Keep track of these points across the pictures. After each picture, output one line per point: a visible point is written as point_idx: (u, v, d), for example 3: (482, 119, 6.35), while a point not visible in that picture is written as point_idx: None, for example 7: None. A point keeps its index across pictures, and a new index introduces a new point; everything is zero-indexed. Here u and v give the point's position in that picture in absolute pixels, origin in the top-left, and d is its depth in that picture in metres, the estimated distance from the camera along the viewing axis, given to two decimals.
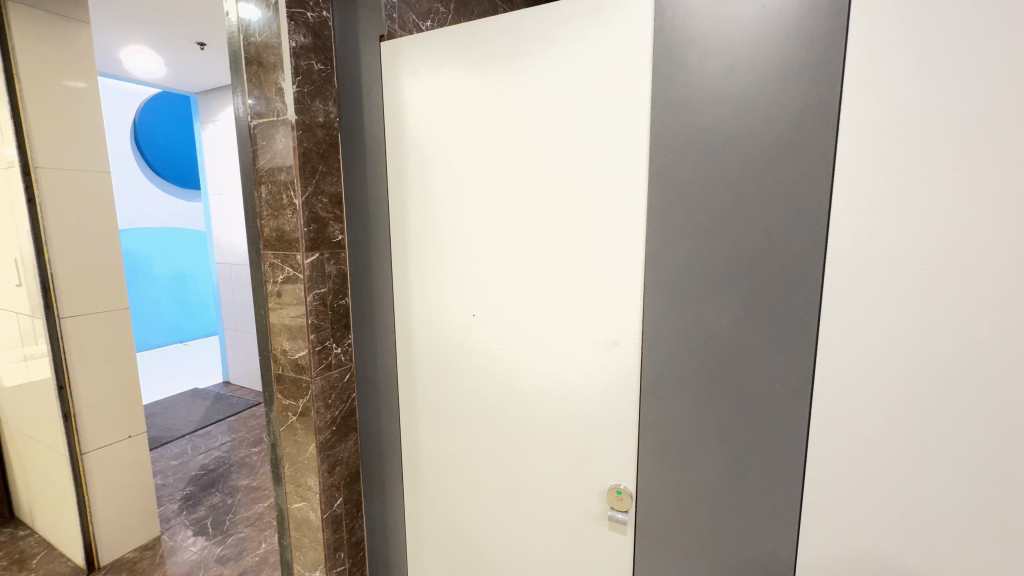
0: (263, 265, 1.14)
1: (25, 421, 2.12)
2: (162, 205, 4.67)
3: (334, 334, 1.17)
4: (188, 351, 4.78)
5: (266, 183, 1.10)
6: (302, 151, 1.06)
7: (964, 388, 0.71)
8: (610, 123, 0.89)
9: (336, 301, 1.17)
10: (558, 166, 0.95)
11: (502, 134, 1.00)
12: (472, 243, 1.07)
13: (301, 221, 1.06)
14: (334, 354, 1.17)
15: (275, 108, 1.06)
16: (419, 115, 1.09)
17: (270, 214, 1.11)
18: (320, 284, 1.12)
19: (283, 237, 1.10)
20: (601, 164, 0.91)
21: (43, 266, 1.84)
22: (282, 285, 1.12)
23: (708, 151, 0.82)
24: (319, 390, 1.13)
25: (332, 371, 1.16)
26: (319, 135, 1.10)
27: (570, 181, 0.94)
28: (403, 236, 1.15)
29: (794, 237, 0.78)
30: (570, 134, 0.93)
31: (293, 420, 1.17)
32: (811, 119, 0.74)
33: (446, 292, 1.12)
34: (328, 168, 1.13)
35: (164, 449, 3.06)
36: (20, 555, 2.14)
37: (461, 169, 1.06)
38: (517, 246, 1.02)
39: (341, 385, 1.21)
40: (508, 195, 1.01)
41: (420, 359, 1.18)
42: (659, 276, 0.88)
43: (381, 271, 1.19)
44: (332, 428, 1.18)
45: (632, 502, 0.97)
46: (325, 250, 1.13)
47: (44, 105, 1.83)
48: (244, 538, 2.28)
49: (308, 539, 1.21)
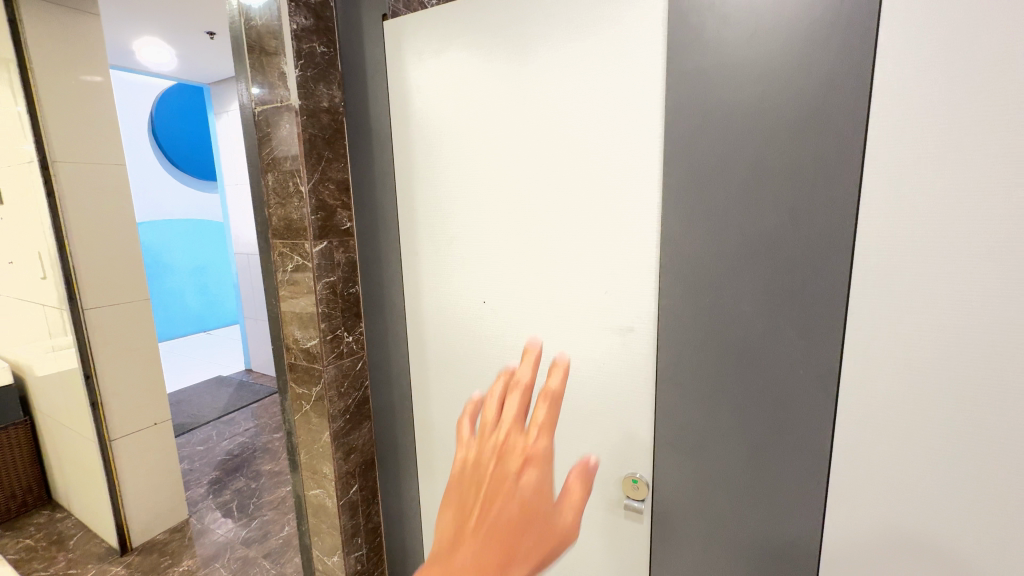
0: (272, 254, 1.13)
1: (57, 410, 2.20)
2: (180, 197, 4.74)
3: (345, 323, 1.16)
4: (212, 341, 4.91)
5: (272, 172, 1.09)
6: (307, 137, 1.04)
7: (1009, 378, 0.66)
8: (625, 94, 0.85)
9: (347, 290, 1.17)
10: (571, 146, 0.91)
11: (510, 114, 0.97)
12: (481, 229, 1.04)
13: (308, 209, 1.05)
14: (346, 342, 1.17)
15: (279, 94, 1.04)
16: (424, 99, 1.06)
17: (276, 203, 1.09)
18: (329, 272, 1.11)
19: (291, 225, 1.08)
20: (616, 142, 0.87)
21: (65, 260, 1.88)
22: (293, 274, 1.11)
23: (726, 126, 0.77)
24: (332, 378, 1.13)
25: (344, 359, 1.16)
26: (324, 120, 1.08)
27: (584, 162, 0.90)
28: (412, 222, 1.13)
29: (820, 217, 0.73)
30: (584, 112, 0.89)
31: (308, 409, 1.17)
32: (844, 85, 0.69)
33: (456, 280, 1.10)
34: (335, 154, 1.11)
35: (190, 435, 3.15)
36: (58, 536, 2.24)
37: (468, 153, 1.03)
38: (527, 231, 0.99)
39: (354, 373, 1.21)
40: (517, 177, 0.98)
41: (430, 346, 1.17)
42: (678, 258, 0.84)
43: (391, 258, 1.17)
44: (346, 416, 1.18)
45: (649, 491, 0.95)
46: (333, 238, 1.12)
47: (58, 99, 1.85)
48: (269, 521, 2.34)
49: (325, 525, 1.22)
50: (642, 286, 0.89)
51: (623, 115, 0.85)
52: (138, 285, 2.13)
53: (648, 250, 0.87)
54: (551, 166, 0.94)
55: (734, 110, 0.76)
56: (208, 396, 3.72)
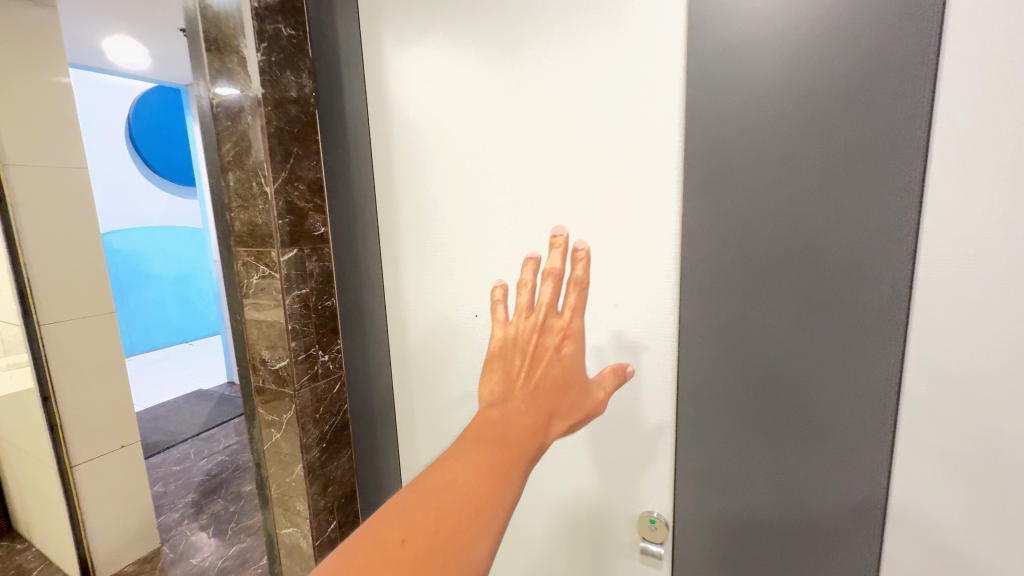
0: (235, 264, 1.00)
1: (15, 433, 2.04)
2: (160, 204, 4.56)
3: (320, 340, 1.03)
4: (193, 352, 4.72)
5: (233, 171, 0.95)
6: (273, 131, 0.91)
7: None
8: (637, 79, 0.74)
9: (321, 303, 1.04)
10: (574, 140, 0.80)
11: (504, 105, 0.85)
12: (471, 236, 0.93)
13: (275, 212, 0.92)
14: (321, 362, 1.04)
15: (240, 82, 0.91)
16: (407, 90, 0.95)
17: (239, 206, 0.96)
18: (301, 284, 0.98)
19: (256, 231, 0.95)
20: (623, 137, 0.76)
21: (18, 271, 1.72)
22: (258, 286, 0.98)
23: (755, 110, 0.65)
24: (305, 404, 1.00)
25: (319, 381, 1.03)
26: (293, 112, 0.95)
27: (588, 157, 0.79)
28: (394, 227, 1.01)
29: (871, 217, 0.61)
30: (590, 100, 0.78)
31: (278, 438, 1.03)
32: (899, 61, 0.58)
33: (443, 291, 0.98)
34: (306, 151, 0.98)
35: (166, 454, 2.98)
36: (16, 570, 2.06)
37: (456, 148, 0.91)
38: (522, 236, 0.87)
39: (331, 396, 1.07)
40: (512, 175, 0.86)
41: (416, 365, 1.04)
42: (698, 266, 0.73)
43: (371, 270, 1.05)
44: (322, 446, 1.05)
45: (668, 533, 0.83)
46: (305, 245, 0.99)
47: (11, 97, 1.70)
48: (248, 548, 2.18)
49: (300, 568, 1.09)
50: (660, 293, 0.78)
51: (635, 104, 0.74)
52: (103, 297, 1.98)
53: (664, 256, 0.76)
54: (552, 161, 0.83)
55: (766, 94, 0.65)
56: (188, 411, 3.55)
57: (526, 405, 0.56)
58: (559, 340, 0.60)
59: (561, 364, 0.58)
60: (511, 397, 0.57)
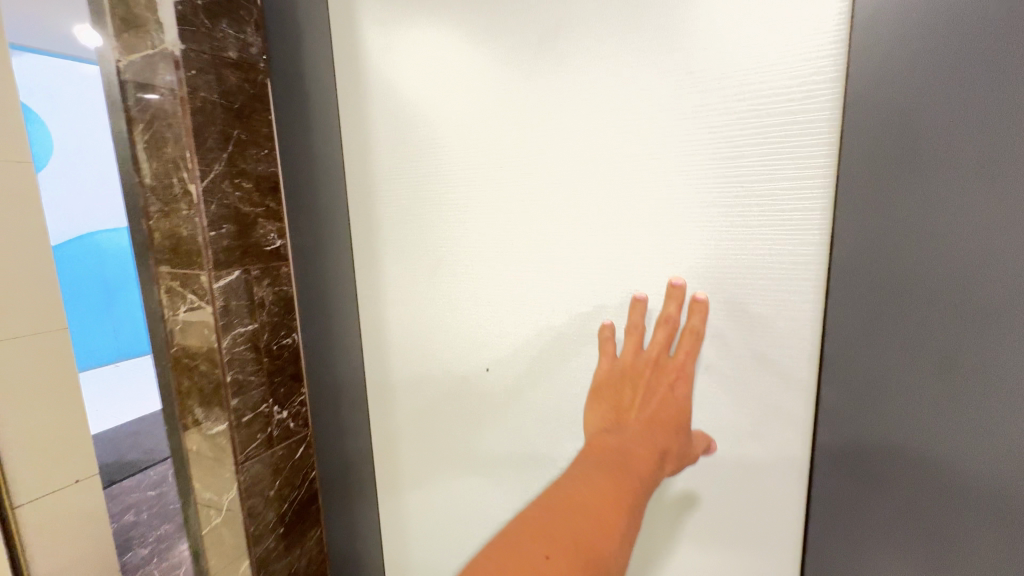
0: (156, 290, 0.73)
1: None
2: None
3: (276, 393, 0.76)
4: None
5: (149, 162, 0.68)
6: (200, 105, 0.64)
7: None
8: (757, 36, 0.49)
9: (277, 343, 0.76)
10: (651, 133, 0.55)
11: (533, 72, 0.59)
12: (482, 262, 0.67)
13: (204, 221, 0.65)
14: (277, 421, 0.77)
15: (152, 35, 0.64)
16: (393, 61, 0.69)
17: (158, 211, 0.69)
18: (246, 319, 0.71)
19: (181, 247, 0.68)
20: (732, 128, 0.51)
21: None
22: (187, 322, 0.71)
23: (946, 73, 0.42)
24: (253, 482, 0.73)
25: (275, 447, 0.76)
26: (232, 80, 0.67)
27: (678, 156, 0.54)
28: (374, 247, 0.74)
29: None
30: (672, 72, 0.53)
31: (218, 524, 0.76)
32: None
33: (443, 337, 0.72)
34: (252, 135, 0.71)
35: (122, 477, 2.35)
36: None
37: (463, 139, 0.65)
38: (563, 266, 0.62)
39: (293, 465, 0.80)
40: (540, 167, 0.61)
41: (405, 432, 0.78)
42: (845, 320, 0.48)
43: (343, 299, 0.78)
44: (279, 533, 0.78)
45: None
46: (253, 265, 0.72)
47: None
48: None
49: None
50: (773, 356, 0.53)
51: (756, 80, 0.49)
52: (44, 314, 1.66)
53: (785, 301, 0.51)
54: (608, 159, 0.57)
55: (963, 59, 0.41)
56: None
57: (641, 435, 0.58)
58: (672, 382, 0.58)
59: (675, 406, 0.57)
60: (625, 428, 0.59)
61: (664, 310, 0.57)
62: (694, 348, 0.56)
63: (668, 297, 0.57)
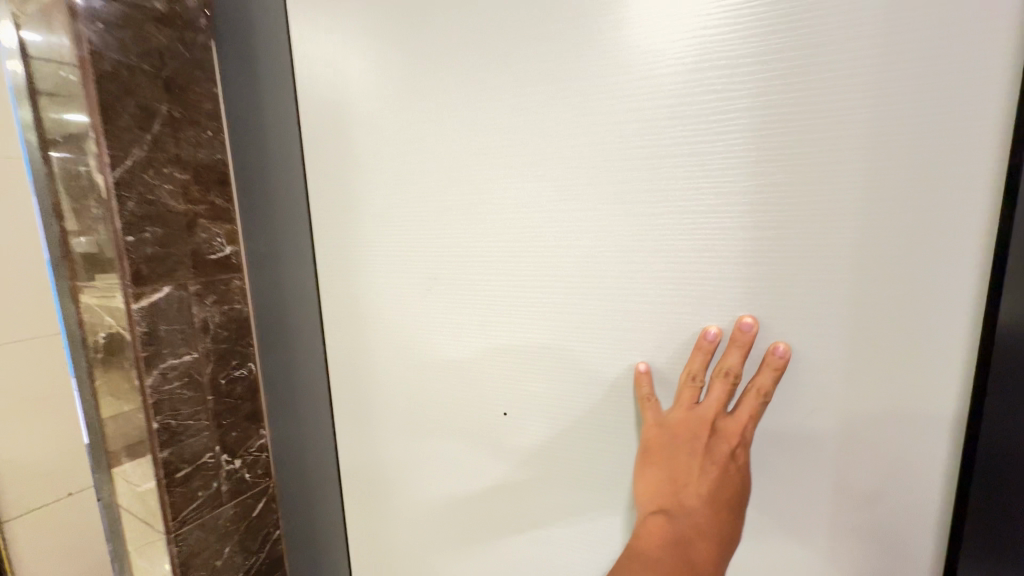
0: (74, 309, 0.58)
1: None
2: None
3: (223, 440, 0.60)
4: None
5: (56, 147, 0.53)
6: (110, 72, 0.48)
7: None
8: (652, 26, 0.41)
9: (226, 377, 0.61)
10: (583, 130, 0.45)
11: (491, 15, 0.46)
12: (487, 276, 0.51)
13: (117, 225, 0.50)
14: (225, 476, 0.61)
15: None
16: (370, 8, 0.52)
17: (71, 211, 0.54)
18: (180, 350, 0.55)
19: (97, 257, 0.53)
20: (634, 143, 0.43)
21: None
22: (110, 352, 0.56)
23: None
24: (190, 554, 0.58)
25: (220, 509, 0.60)
26: (158, 40, 0.52)
27: (592, 164, 0.45)
28: (351, 258, 0.58)
29: None
30: (601, 42, 0.43)
31: None
32: None
33: (440, 374, 0.56)
34: (188, 114, 0.55)
35: None
36: None
37: (455, 115, 0.50)
38: (541, 284, 0.49)
39: (248, 527, 0.64)
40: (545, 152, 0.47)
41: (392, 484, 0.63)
42: (939, 363, 0.37)
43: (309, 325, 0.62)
44: None
45: None
46: (190, 281, 0.56)
47: None
48: None
49: None
50: (825, 410, 0.41)
51: (666, 77, 0.41)
52: None
53: (888, 338, 0.38)
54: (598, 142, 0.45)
55: None
56: None
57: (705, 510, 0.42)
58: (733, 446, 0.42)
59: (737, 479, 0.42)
60: (684, 500, 0.43)
61: (722, 364, 0.42)
62: (759, 402, 0.41)
63: (728, 346, 0.42)
